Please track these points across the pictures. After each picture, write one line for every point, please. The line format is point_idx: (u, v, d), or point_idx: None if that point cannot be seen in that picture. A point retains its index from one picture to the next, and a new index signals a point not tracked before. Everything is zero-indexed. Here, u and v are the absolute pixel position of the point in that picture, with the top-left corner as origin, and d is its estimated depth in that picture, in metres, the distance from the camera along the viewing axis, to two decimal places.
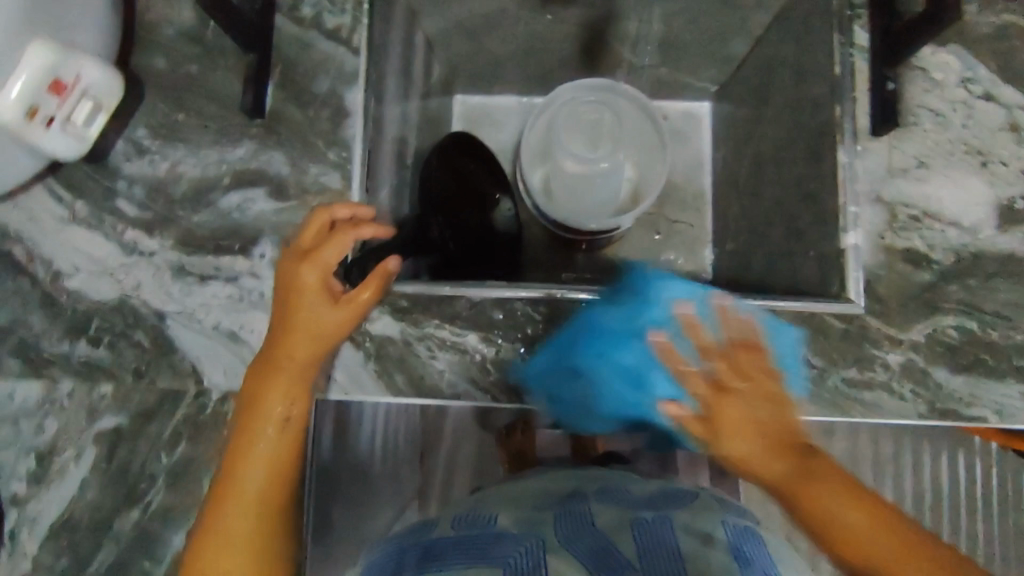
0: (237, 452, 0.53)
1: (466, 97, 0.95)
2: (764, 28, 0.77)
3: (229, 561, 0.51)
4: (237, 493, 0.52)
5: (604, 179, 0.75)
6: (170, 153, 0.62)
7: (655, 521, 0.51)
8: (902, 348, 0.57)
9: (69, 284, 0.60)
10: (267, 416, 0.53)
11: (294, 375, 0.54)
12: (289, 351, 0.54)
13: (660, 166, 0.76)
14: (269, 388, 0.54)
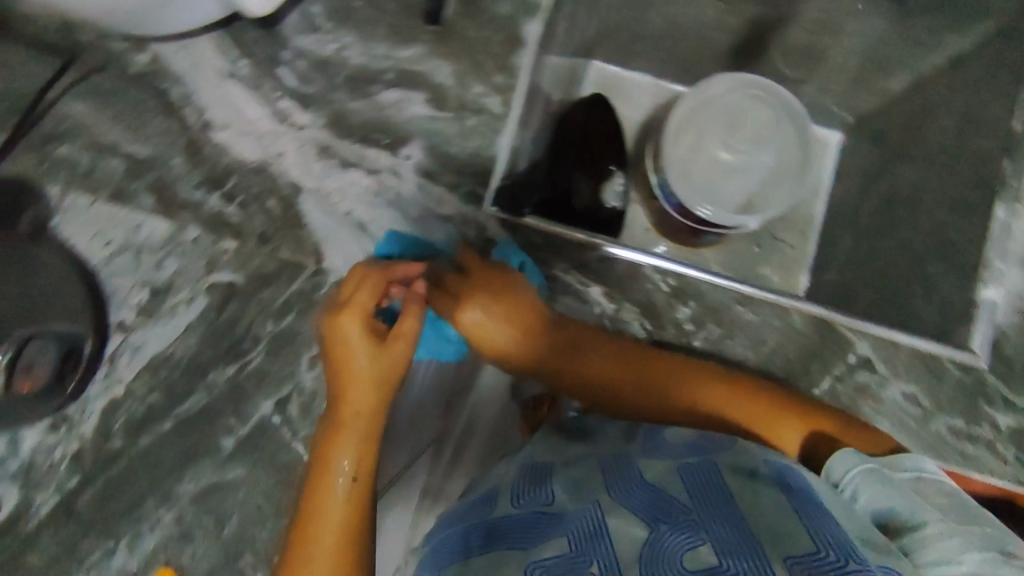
0: (309, 495, 0.51)
1: (603, 65, 0.91)
2: (931, 71, 0.74)
3: None
4: (312, 540, 0.48)
5: (738, 176, 0.73)
6: (340, 37, 0.62)
7: (702, 466, 0.45)
8: (1014, 413, 0.58)
9: (217, 136, 0.61)
10: (331, 447, 0.52)
11: (358, 400, 0.53)
12: (349, 377, 0.53)
13: (790, 183, 0.73)
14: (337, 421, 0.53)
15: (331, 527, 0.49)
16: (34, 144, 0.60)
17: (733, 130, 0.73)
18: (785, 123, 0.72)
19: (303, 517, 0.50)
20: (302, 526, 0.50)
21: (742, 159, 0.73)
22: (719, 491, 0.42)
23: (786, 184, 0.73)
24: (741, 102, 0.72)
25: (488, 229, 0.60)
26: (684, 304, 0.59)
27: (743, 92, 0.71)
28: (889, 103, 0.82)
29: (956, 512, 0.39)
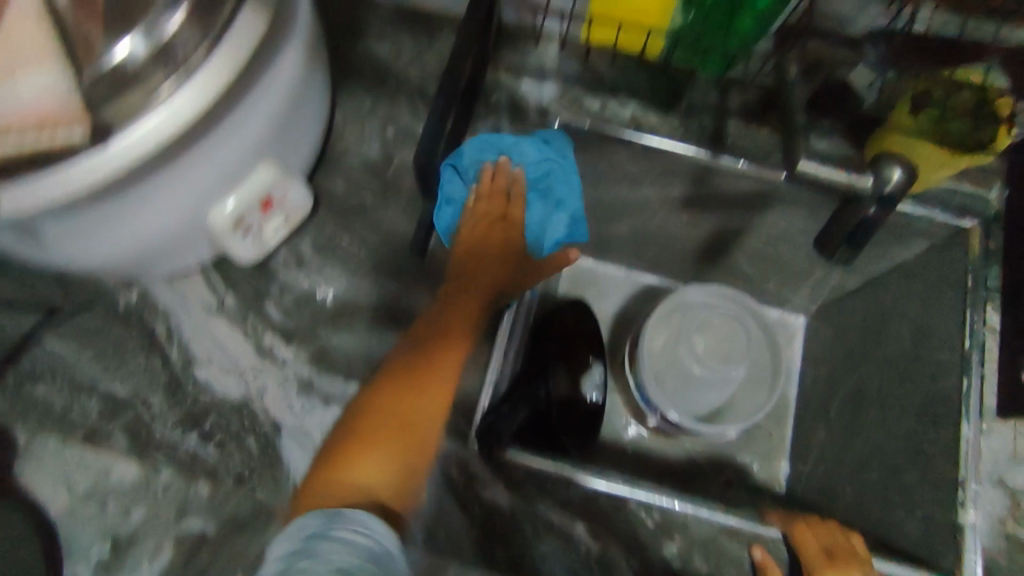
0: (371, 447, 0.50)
1: (577, 259, 0.96)
2: (881, 276, 0.80)
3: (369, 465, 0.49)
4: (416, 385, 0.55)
5: (713, 390, 0.73)
6: (326, 273, 0.65)
7: None
8: None
9: (198, 373, 0.62)
10: (406, 413, 0.53)
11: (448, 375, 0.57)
12: (448, 353, 0.58)
13: (767, 394, 0.75)
14: (437, 375, 0.56)
15: (385, 472, 0.49)
16: (9, 387, 0.59)
17: (709, 345, 0.74)
18: (755, 334, 0.76)
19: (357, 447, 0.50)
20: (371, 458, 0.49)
21: (720, 375, 0.73)
22: None
23: (761, 389, 0.75)
24: (714, 314, 0.75)
25: (469, 467, 0.60)
26: (670, 538, 0.59)
27: (715, 305, 0.75)
28: (846, 295, 0.87)
29: None
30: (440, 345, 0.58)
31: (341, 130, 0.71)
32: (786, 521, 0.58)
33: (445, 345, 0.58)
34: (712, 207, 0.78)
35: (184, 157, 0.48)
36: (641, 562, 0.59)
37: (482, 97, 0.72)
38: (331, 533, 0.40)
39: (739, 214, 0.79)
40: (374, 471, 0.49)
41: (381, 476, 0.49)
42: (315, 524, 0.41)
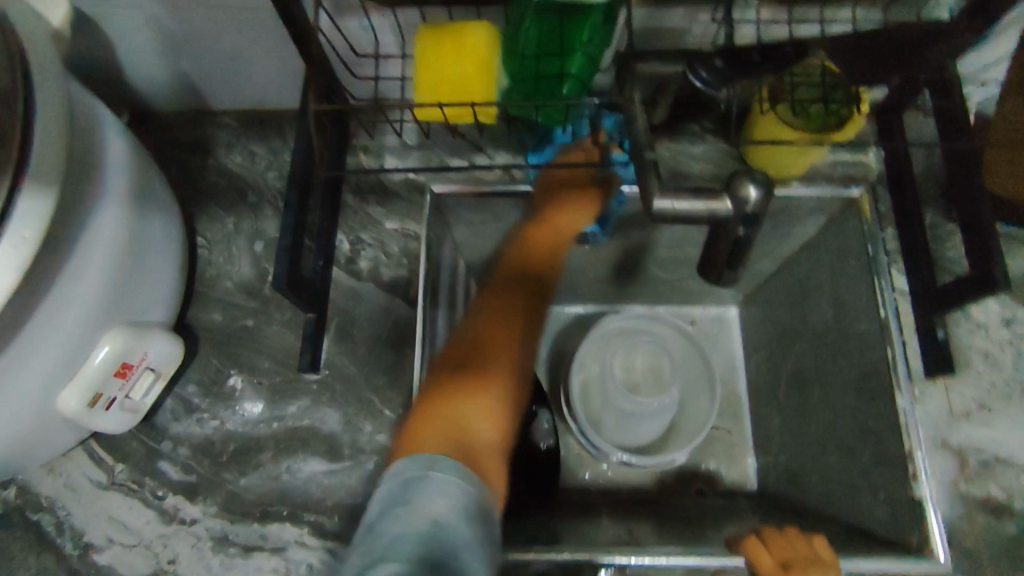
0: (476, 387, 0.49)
1: None
2: (791, 255, 0.79)
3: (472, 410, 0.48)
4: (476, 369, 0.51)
5: (650, 419, 0.73)
6: (219, 412, 0.61)
7: None
8: None
9: (98, 558, 0.55)
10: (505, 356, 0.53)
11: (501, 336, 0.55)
12: (528, 325, 0.56)
13: (709, 404, 0.75)
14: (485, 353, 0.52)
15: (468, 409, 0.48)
16: None
17: (637, 377, 0.75)
18: (682, 350, 0.78)
19: (462, 384, 0.49)
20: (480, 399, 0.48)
21: (651, 405, 0.72)
22: None
23: (703, 399, 0.76)
24: (631, 344, 0.76)
25: None
26: None
27: (632, 334, 0.77)
28: (767, 280, 0.86)
29: None
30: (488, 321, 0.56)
31: (208, 256, 0.67)
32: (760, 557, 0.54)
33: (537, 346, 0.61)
34: (609, 232, 0.76)
35: (7, 352, 0.44)
36: None
37: (348, 185, 0.69)
38: (430, 483, 0.38)
39: (638, 230, 0.77)
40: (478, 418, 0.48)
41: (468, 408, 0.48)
42: (415, 467, 0.39)
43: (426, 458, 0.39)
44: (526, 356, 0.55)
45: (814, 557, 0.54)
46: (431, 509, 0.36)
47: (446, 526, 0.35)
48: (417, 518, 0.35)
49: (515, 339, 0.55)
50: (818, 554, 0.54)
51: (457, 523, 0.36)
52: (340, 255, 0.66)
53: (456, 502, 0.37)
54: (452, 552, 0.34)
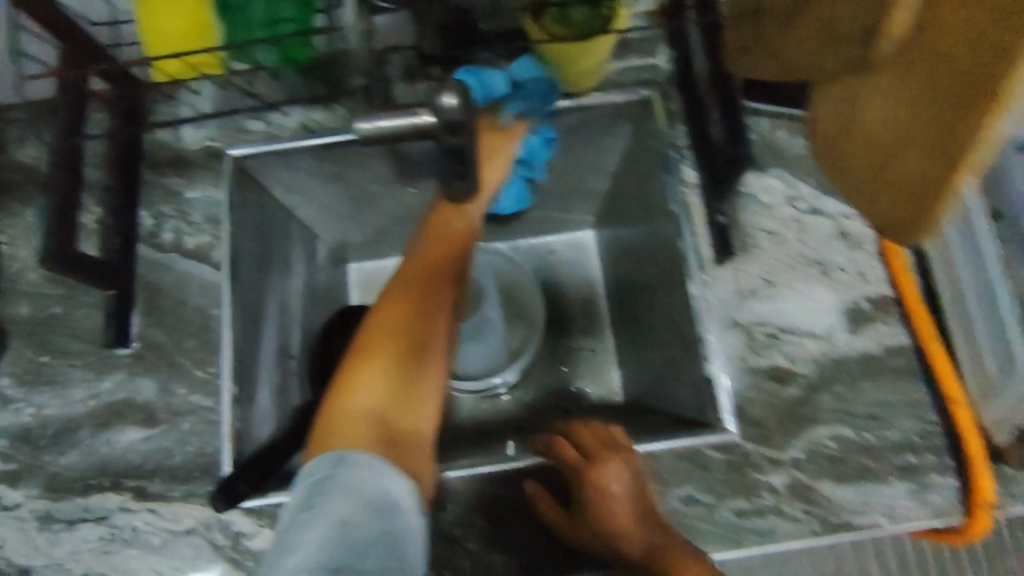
0: (364, 364, 0.50)
1: (360, 265, 0.96)
2: (616, 167, 0.80)
3: (364, 394, 0.49)
4: (370, 344, 0.51)
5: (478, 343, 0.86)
6: (35, 398, 0.61)
7: None
8: (785, 468, 0.58)
9: None
10: (403, 326, 0.52)
11: (401, 301, 0.53)
12: (431, 298, 0.54)
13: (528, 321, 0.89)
14: (393, 318, 0.52)
15: (371, 396, 0.49)
16: None
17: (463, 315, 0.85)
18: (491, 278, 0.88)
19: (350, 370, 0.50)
20: (368, 389, 0.49)
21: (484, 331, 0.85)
22: None
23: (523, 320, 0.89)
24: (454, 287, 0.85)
25: (232, 525, 0.57)
26: (444, 508, 0.58)
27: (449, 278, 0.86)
28: (606, 196, 0.87)
29: None
30: (407, 297, 0.54)
31: (10, 249, 0.67)
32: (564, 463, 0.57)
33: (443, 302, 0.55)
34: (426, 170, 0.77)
35: None
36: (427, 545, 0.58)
37: (144, 159, 0.68)
38: (337, 479, 0.42)
39: None
40: (376, 393, 0.49)
41: (379, 393, 0.49)
42: (325, 465, 0.43)
43: (336, 459, 0.44)
44: (429, 322, 0.53)
45: (609, 438, 0.58)
46: (338, 510, 0.40)
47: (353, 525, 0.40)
48: (329, 525, 0.40)
49: (416, 314, 0.53)
50: (586, 443, 0.57)
51: (362, 518, 0.41)
52: (142, 229, 0.66)
53: (366, 495, 0.42)
54: (357, 553, 0.39)
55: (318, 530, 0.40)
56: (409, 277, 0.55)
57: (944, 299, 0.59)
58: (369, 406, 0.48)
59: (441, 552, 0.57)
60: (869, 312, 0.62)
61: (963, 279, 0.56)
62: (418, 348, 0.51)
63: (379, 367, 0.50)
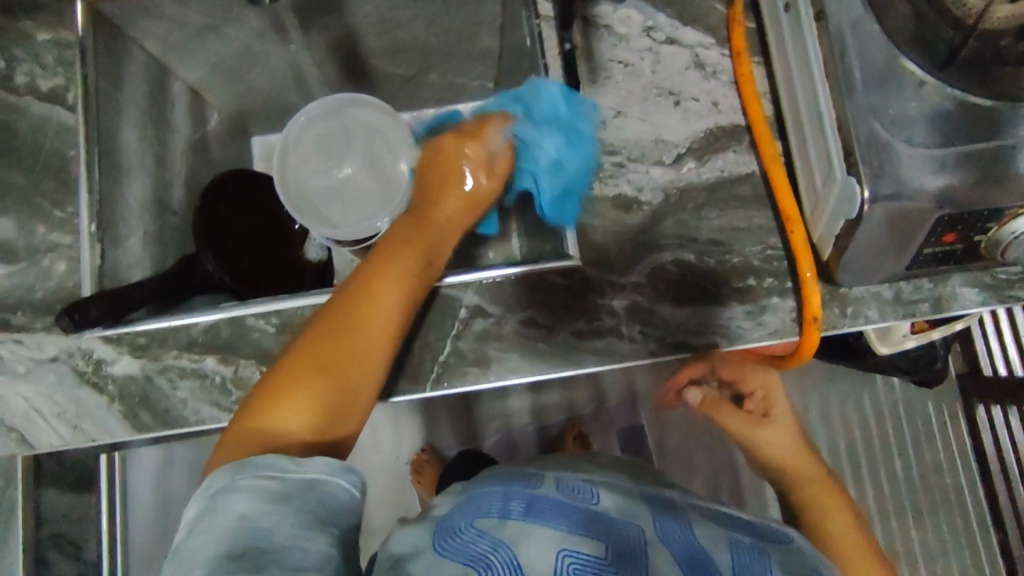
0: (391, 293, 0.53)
1: (264, 137, 0.97)
2: (500, 18, 0.79)
3: (294, 414, 0.48)
4: (309, 359, 0.49)
5: (354, 184, 0.76)
6: None
7: (548, 505, 0.50)
8: (624, 291, 0.58)
9: None
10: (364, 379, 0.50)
11: (313, 344, 0.50)
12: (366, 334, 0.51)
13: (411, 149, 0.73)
14: (335, 350, 0.49)
15: (304, 410, 0.48)
16: None
17: (323, 153, 0.76)
18: (365, 114, 0.75)
19: (323, 338, 0.50)
20: (291, 412, 0.48)
21: (350, 167, 0.76)
22: (603, 521, 0.50)
23: (402, 152, 0.74)
24: (316, 131, 0.76)
25: (93, 352, 0.60)
26: (295, 335, 0.60)
27: (312, 122, 0.76)
28: (500, 56, 0.86)
29: (506, 535, 0.47)
30: (329, 329, 0.50)
31: None
32: (711, 400, 0.76)
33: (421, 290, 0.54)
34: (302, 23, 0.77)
35: None
36: (277, 368, 0.59)
37: None
38: (243, 477, 0.42)
39: (329, 15, 0.76)
40: (299, 422, 0.48)
41: (311, 411, 0.48)
42: (283, 462, 0.44)
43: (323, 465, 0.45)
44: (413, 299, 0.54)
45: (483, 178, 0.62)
46: (236, 507, 0.41)
47: (251, 518, 0.40)
48: (231, 519, 0.40)
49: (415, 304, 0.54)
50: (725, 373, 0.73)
51: (323, 484, 0.44)
52: None
53: (325, 469, 0.45)
54: (265, 533, 0.40)
55: (219, 525, 0.40)
56: (359, 296, 0.52)
57: (787, 123, 0.59)
58: (291, 423, 0.48)
59: None
60: (715, 142, 0.62)
61: (798, 94, 0.56)
62: (408, 300, 0.54)
63: (286, 422, 0.48)
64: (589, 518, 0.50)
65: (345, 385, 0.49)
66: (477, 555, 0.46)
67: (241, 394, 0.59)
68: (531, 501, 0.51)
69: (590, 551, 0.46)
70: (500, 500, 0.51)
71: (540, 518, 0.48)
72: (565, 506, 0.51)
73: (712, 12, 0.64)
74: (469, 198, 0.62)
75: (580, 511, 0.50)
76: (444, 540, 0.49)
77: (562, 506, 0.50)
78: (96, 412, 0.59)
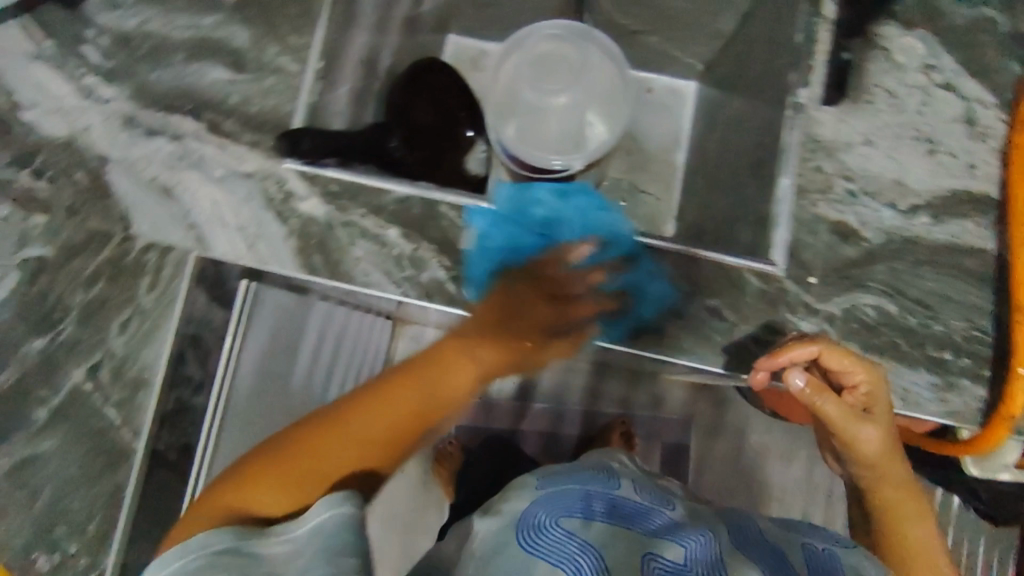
0: (413, 380, 0.53)
1: (460, 39, 0.94)
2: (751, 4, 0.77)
3: (308, 487, 0.47)
4: (316, 444, 0.49)
5: (558, 116, 0.74)
6: (141, 12, 0.64)
7: (629, 510, 0.51)
8: (817, 317, 0.56)
9: (26, 116, 0.62)
10: (343, 464, 0.49)
11: (314, 441, 0.49)
12: (350, 427, 0.50)
13: (622, 118, 0.76)
14: (383, 418, 0.51)
15: (322, 477, 0.48)
16: None
17: (545, 73, 0.73)
18: (600, 60, 0.74)
19: (342, 424, 0.50)
20: (339, 456, 0.49)
21: (564, 97, 0.73)
22: (685, 528, 0.49)
23: (614, 113, 0.76)
24: (547, 49, 0.73)
25: (287, 183, 0.60)
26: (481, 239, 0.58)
27: (550, 39, 0.73)
28: (727, 43, 0.84)
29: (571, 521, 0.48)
30: (378, 404, 0.51)
31: None
32: (816, 388, 0.55)
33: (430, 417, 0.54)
34: None
35: None
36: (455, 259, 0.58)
37: None
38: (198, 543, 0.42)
39: None
40: (280, 503, 0.46)
41: (291, 478, 0.47)
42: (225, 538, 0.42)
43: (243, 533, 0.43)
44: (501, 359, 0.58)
45: (554, 298, 0.60)
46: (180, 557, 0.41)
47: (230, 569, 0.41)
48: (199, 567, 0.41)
49: (509, 340, 0.58)
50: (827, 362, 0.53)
51: (320, 521, 0.44)
52: None
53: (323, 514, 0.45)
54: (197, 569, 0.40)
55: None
56: (331, 433, 0.50)
57: None
58: (270, 497, 0.46)
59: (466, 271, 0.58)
60: (960, 204, 0.59)
61: None
62: (408, 426, 0.52)
63: (327, 466, 0.48)
64: (670, 524, 0.50)
65: (421, 423, 0.53)
66: (567, 554, 0.46)
67: (414, 274, 0.58)
68: (614, 509, 0.51)
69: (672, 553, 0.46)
70: (581, 500, 0.51)
71: (628, 523, 0.49)
72: (642, 513, 0.51)
73: (999, 71, 0.61)
74: (501, 307, 0.58)
75: (662, 517, 0.51)
76: (531, 537, 0.48)
77: (641, 512, 0.51)
78: (272, 239, 0.59)
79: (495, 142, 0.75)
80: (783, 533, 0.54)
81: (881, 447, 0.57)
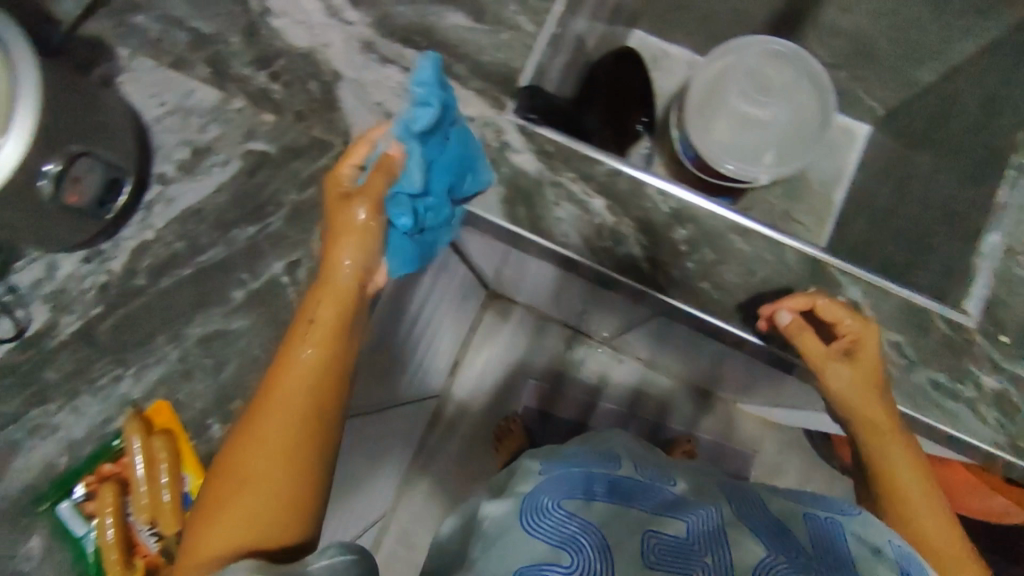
0: (271, 379, 0.53)
1: (643, 36, 0.95)
2: (964, 60, 0.76)
3: (228, 528, 0.49)
4: (231, 476, 0.50)
5: (755, 128, 0.75)
6: None
7: (630, 489, 0.49)
8: (1001, 375, 0.57)
9: (272, 21, 0.63)
10: (310, 483, 0.52)
11: (236, 478, 0.50)
12: (280, 454, 0.51)
13: (810, 150, 0.76)
14: (254, 444, 0.51)
15: (240, 532, 0.48)
16: (114, 11, 0.65)
17: (753, 86, 0.76)
18: (807, 87, 0.77)
19: (251, 428, 0.51)
20: (221, 528, 0.49)
21: (766, 112, 0.75)
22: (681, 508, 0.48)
23: (805, 143, 0.76)
24: (761, 66, 0.76)
25: (505, 134, 0.61)
26: (681, 227, 0.59)
27: (766, 56, 0.76)
28: (920, 94, 0.84)
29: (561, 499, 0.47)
30: (233, 463, 0.51)
31: None
32: (800, 324, 0.58)
33: (326, 392, 0.54)
34: None
35: None
36: (654, 242, 0.60)
37: None
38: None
39: None
40: (261, 519, 0.49)
41: (258, 516, 0.49)
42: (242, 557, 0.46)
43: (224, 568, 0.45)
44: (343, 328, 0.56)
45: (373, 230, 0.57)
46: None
47: None
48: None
49: (339, 328, 0.55)
50: (821, 312, 0.58)
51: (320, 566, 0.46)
52: None
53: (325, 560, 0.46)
54: None
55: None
56: (253, 426, 0.51)
57: None
58: (253, 547, 0.48)
59: (661, 254, 0.60)
60: None
61: None
62: (306, 423, 0.52)
63: (230, 529, 0.48)
64: (666, 501, 0.49)
65: (314, 430, 0.52)
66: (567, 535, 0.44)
67: (610, 246, 0.61)
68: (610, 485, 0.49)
69: (671, 530, 0.45)
70: (583, 481, 0.49)
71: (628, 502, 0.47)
72: (642, 493, 0.49)
73: None
74: (338, 228, 0.57)
75: (662, 497, 0.49)
76: (531, 520, 0.45)
77: (643, 491, 0.49)
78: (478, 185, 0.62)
79: (679, 140, 0.79)
80: (786, 502, 0.51)
81: (853, 390, 0.58)
